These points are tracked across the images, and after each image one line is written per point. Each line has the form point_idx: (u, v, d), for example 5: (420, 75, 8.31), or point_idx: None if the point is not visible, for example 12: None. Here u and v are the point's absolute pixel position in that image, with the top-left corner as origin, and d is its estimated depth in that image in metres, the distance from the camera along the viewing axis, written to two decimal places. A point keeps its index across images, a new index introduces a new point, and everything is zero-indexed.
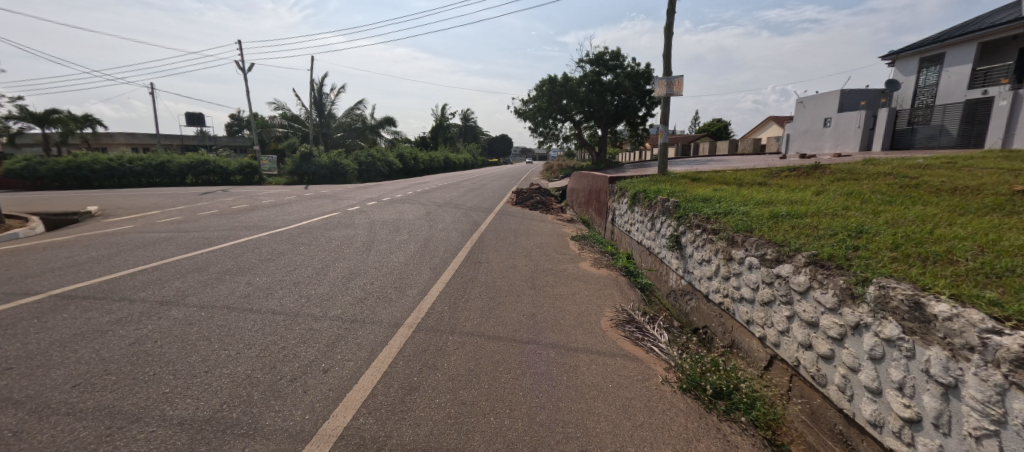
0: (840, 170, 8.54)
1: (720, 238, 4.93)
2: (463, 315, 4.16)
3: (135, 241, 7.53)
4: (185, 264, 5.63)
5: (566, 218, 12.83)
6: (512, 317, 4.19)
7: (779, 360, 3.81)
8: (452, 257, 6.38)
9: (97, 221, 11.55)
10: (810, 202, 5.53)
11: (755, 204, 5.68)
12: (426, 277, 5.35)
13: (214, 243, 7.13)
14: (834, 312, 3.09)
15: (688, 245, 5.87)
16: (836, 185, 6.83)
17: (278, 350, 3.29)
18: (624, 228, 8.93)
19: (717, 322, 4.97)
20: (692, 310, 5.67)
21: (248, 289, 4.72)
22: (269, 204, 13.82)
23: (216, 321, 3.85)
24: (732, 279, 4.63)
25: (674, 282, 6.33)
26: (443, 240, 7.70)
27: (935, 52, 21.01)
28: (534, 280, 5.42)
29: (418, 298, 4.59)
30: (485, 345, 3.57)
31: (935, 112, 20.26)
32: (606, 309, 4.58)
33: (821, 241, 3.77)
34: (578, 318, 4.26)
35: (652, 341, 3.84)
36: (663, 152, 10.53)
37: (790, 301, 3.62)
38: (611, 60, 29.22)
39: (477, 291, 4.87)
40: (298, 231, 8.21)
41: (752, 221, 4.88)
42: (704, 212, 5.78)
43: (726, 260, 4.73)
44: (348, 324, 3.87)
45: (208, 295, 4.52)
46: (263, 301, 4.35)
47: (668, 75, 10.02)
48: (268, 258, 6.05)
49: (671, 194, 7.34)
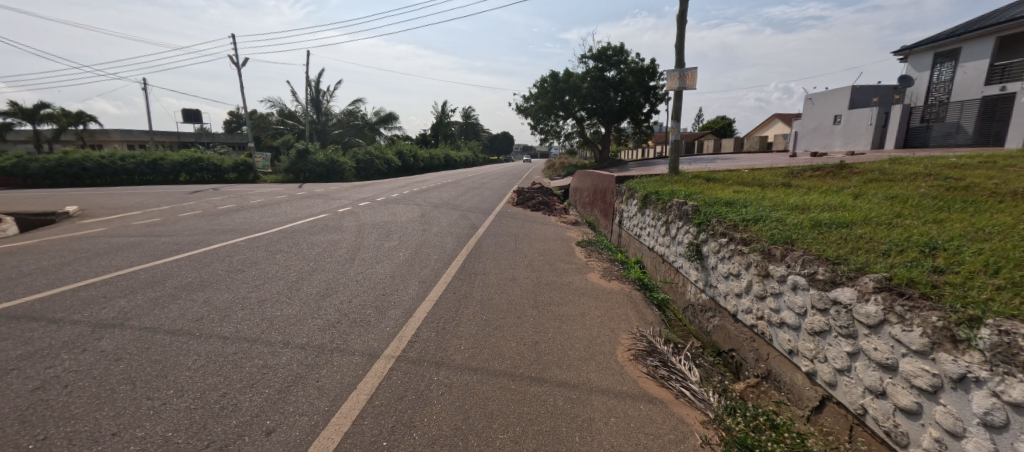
0: (870, 170, 7.87)
1: (752, 250, 4.25)
2: (451, 345, 3.47)
3: (97, 247, 6.85)
4: (140, 278, 4.94)
5: (570, 220, 12.10)
6: (512, 346, 3.51)
7: (834, 402, 3.15)
8: (445, 269, 5.68)
9: (73, 222, 10.90)
10: (853, 207, 4.83)
11: (788, 210, 4.99)
12: (412, 293, 4.65)
13: (183, 250, 6.46)
14: (923, 357, 2.41)
15: (710, 255, 5.19)
16: (875, 187, 6.11)
17: (216, 400, 2.62)
18: (633, 231, 8.25)
19: (749, 348, 4.31)
20: (715, 330, 5.03)
21: (203, 310, 4.03)
22: (258, 203, 13.17)
23: (150, 356, 3.15)
24: (770, 300, 3.94)
25: (693, 296, 5.67)
26: (437, 247, 6.99)
27: (949, 47, 20.17)
28: (536, 297, 4.74)
29: (401, 322, 3.88)
30: (476, 387, 2.87)
31: (950, 109, 19.57)
32: (621, 335, 3.89)
33: (889, 260, 3.09)
34: (587, 348, 3.59)
35: (681, 380, 3.13)
36: (673, 150, 9.78)
37: (853, 334, 2.94)
38: (614, 56, 28.48)
39: (471, 312, 4.18)
40: (278, 235, 7.51)
41: (792, 231, 4.18)
42: (730, 218, 5.08)
43: (762, 276, 4.05)
44: (310, 358, 3.16)
45: (152, 319, 3.82)
46: (216, 326, 3.66)
47: (681, 67, 9.30)
48: (237, 270, 5.37)
49: (688, 197, 6.64)
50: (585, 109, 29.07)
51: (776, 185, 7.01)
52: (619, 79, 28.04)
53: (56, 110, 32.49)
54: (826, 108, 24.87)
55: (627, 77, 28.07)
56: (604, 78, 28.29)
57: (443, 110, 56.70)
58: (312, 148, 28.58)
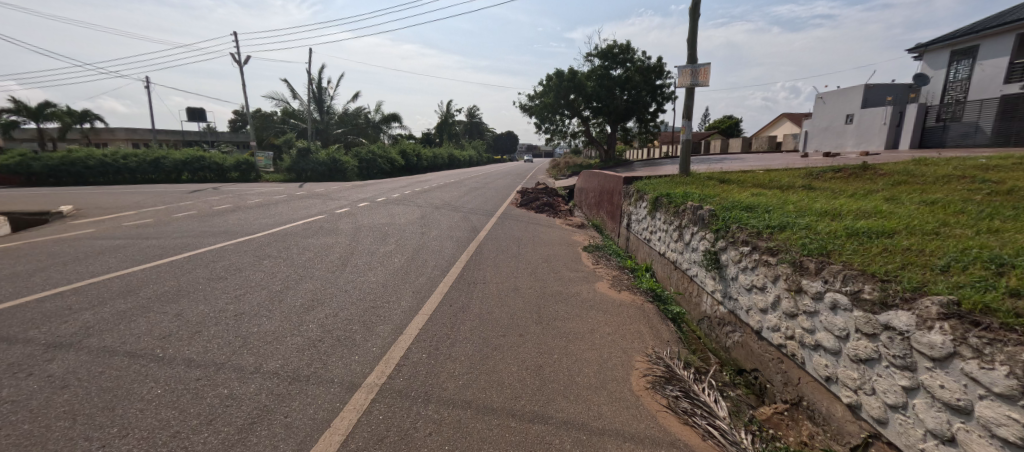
0: (896, 171, 7.38)
1: (781, 262, 3.83)
2: (444, 369, 3.08)
3: (79, 251, 6.51)
4: (112, 287, 4.57)
5: (576, 222, 11.66)
6: (512, 370, 3.12)
7: (882, 441, 2.74)
8: (442, 277, 5.28)
9: (64, 222, 10.59)
10: (889, 214, 4.38)
11: (817, 216, 4.54)
12: (404, 306, 4.26)
13: (166, 254, 6.10)
14: (1011, 402, 2.00)
15: (730, 264, 4.77)
16: (907, 191, 5.64)
17: (165, 442, 2.23)
18: (642, 236, 7.84)
19: (776, 369, 3.90)
20: (734, 347, 4.61)
21: (172, 326, 3.65)
22: (255, 204, 12.85)
23: (101, 383, 2.77)
24: (802, 318, 3.52)
25: (709, 308, 5.26)
26: (435, 252, 6.60)
27: (967, 44, 19.50)
28: (539, 309, 4.35)
29: (389, 341, 3.49)
30: (470, 424, 2.48)
31: (968, 108, 18.82)
32: (635, 357, 3.48)
33: (950, 279, 2.67)
34: (597, 372, 3.20)
35: (707, 416, 2.71)
36: (684, 150, 9.32)
37: (912, 367, 2.52)
38: (620, 54, 28.01)
39: (468, 329, 3.79)
40: (269, 239, 7.14)
41: (826, 241, 3.75)
42: (752, 224, 4.65)
43: (793, 292, 3.63)
44: (282, 387, 2.77)
45: (114, 336, 3.44)
46: (183, 346, 3.28)
47: (693, 62, 8.85)
48: (219, 278, 4.99)
49: (702, 200, 6.20)
50: (590, 108, 28.59)
51: (796, 188, 6.56)
52: (625, 78, 27.58)
53: (60, 108, 32.35)
54: (838, 107, 24.21)
55: (634, 76, 27.60)
56: (610, 76, 27.81)
57: (448, 110, 56.33)
58: (314, 147, 28.29)
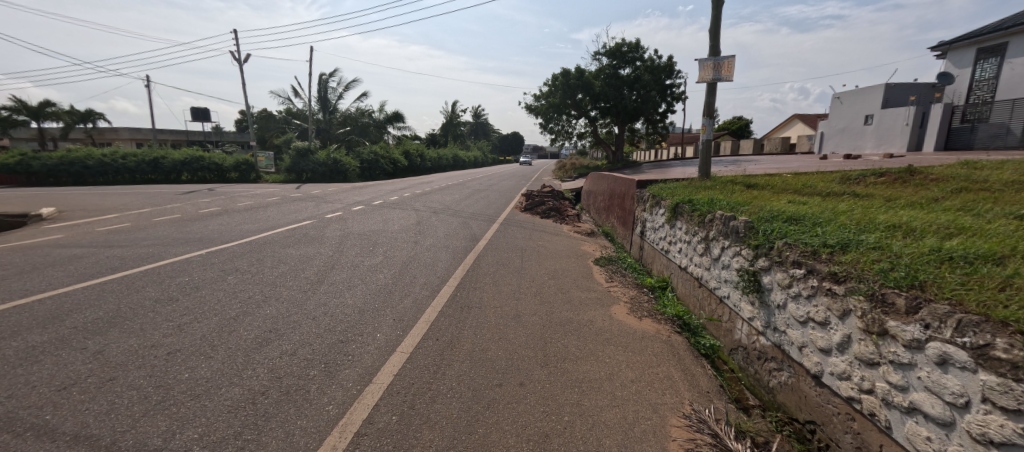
0: (951, 176, 6.50)
1: (854, 293, 2.99)
2: (417, 444, 2.28)
3: (29, 262, 5.80)
4: (36, 313, 3.83)
5: (584, 228, 10.88)
6: (508, 444, 2.33)
7: None
8: (432, 300, 4.50)
9: (38, 225, 9.93)
10: (979, 231, 3.52)
11: (884, 232, 3.69)
12: (380, 341, 3.48)
13: (122, 267, 5.36)
14: None
15: (774, 287, 3.96)
16: (978, 200, 4.75)
17: None
18: (659, 246, 7.02)
19: (843, 427, 3.08)
20: (781, 389, 3.80)
21: (81, 371, 2.89)
22: (245, 206, 12.18)
23: None
24: (888, 370, 2.70)
25: (745, 336, 4.45)
26: (427, 266, 5.83)
27: (995, 42, 18.32)
28: (544, 345, 3.57)
29: (352, 395, 2.71)
30: None
31: (998, 108, 17.58)
32: (669, 420, 2.68)
33: None
34: (622, 445, 2.39)
35: None
36: (704, 151, 8.48)
37: None
38: (629, 52, 27.13)
39: (456, 376, 3.01)
40: (244, 249, 6.42)
41: (914, 268, 2.90)
42: (803, 241, 3.82)
43: (875, 335, 2.79)
44: None
45: (2, 387, 2.69)
46: (81, 404, 2.52)
47: (716, 55, 8.01)
48: (169, 299, 4.24)
49: (732, 208, 5.39)
50: (598, 108, 27.75)
51: (840, 196, 5.71)
52: (634, 77, 26.81)
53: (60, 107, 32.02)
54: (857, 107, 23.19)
55: (643, 74, 26.77)
56: (619, 75, 26.98)
57: (453, 110, 55.83)
58: (315, 147, 27.70)
